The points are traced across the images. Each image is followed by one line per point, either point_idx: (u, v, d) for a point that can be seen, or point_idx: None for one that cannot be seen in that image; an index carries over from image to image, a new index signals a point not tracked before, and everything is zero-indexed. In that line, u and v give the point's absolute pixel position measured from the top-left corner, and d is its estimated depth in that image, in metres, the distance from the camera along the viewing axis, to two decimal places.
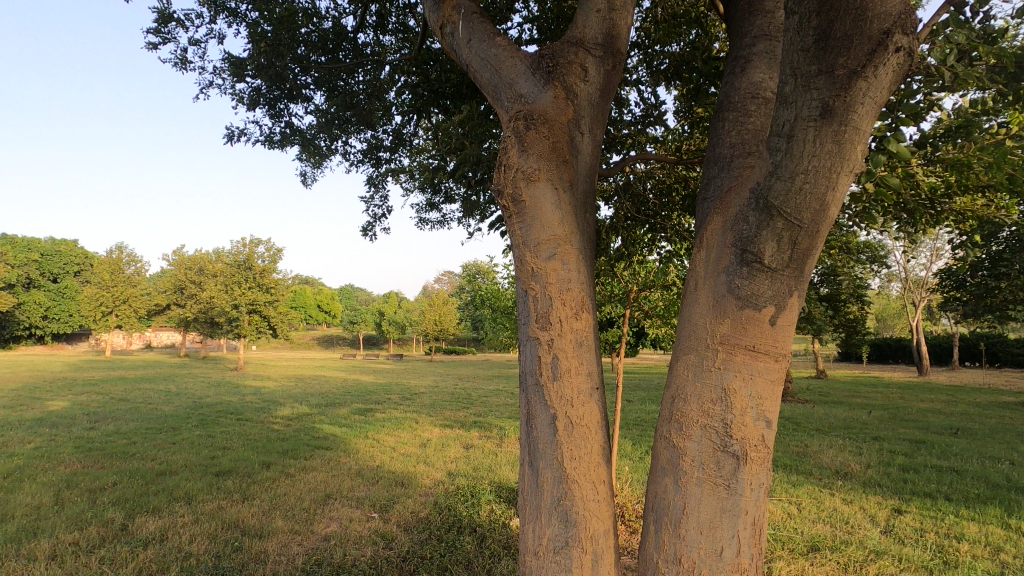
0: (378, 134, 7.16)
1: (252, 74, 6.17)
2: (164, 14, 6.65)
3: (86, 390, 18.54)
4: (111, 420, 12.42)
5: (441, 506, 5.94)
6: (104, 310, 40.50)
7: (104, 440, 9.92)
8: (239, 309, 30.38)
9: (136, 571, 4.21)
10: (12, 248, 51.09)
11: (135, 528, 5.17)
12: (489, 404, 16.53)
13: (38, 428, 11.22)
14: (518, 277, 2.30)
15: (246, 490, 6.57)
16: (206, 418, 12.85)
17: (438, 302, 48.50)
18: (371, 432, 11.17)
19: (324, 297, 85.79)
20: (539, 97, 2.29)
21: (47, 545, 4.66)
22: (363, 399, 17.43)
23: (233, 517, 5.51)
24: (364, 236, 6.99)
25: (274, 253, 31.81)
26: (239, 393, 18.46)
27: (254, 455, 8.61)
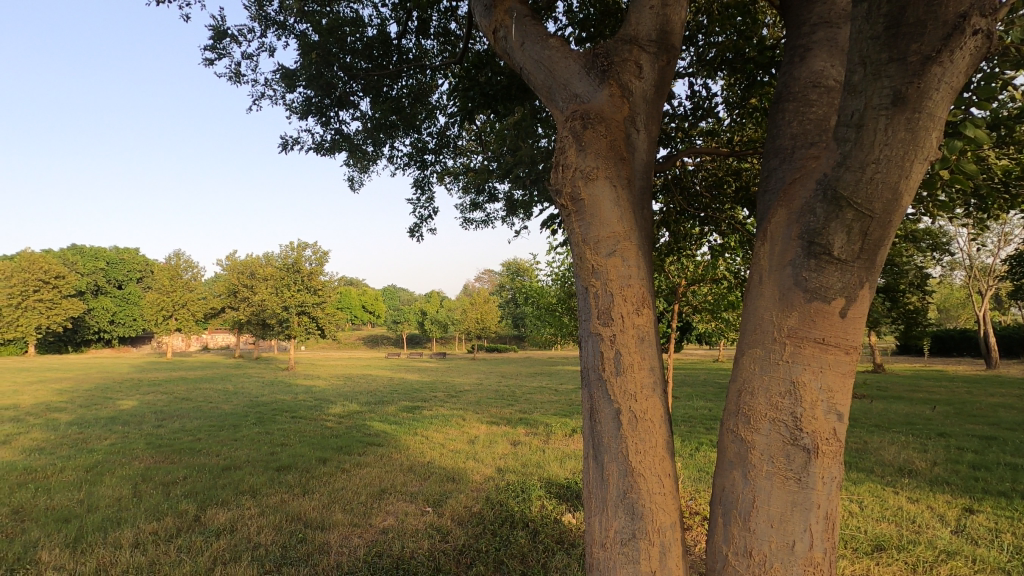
0: (423, 137, 7.32)
1: (303, 84, 6.41)
2: (219, 31, 6.98)
3: (152, 390, 19.64)
4: (178, 418, 13.16)
5: (493, 502, 6.03)
6: (164, 314, 42.68)
7: (172, 437, 10.51)
8: (289, 310, 31.52)
9: (211, 559, 4.46)
10: (82, 258, 54.58)
11: (207, 519, 5.47)
12: (533, 401, 16.61)
13: (113, 426, 11.98)
14: (577, 275, 2.35)
15: (305, 484, 6.84)
16: (263, 416, 13.38)
17: (479, 300, 48.78)
18: (420, 429, 11.39)
19: (369, 297, 87.83)
20: (595, 97, 2.31)
21: (130, 533, 4.99)
22: (410, 397, 17.80)
23: (296, 510, 5.76)
24: (411, 238, 7.19)
25: (321, 256, 32.84)
26: (291, 392, 19.12)
27: (311, 451, 8.95)
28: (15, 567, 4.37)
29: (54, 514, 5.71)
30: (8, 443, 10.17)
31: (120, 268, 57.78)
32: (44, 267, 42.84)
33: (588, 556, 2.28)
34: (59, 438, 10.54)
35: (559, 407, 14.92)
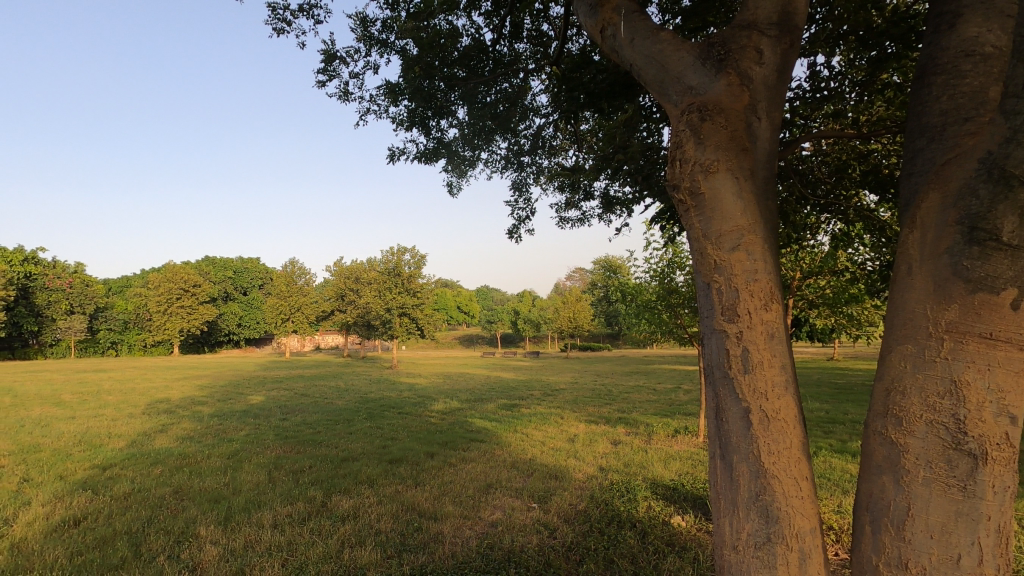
0: (518, 139, 7.46)
1: (406, 97, 6.77)
2: (329, 54, 7.54)
3: (275, 387, 21.58)
4: (300, 412, 14.38)
5: (598, 500, 6.02)
6: (283, 317, 46.72)
7: (296, 430, 11.51)
8: (391, 312, 33.30)
9: (340, 542, 4.85)
10: (214, 269, 61.20)
11: (332, 505, 5.95)
12: (632, 400, 16.27)
13: (247, 419, 13.34)
14: (698, 271, 2.31)
15: (417, 476, 7.22)
16: (373, 411, 14.28)
17: (571, 299, 48.55)
18: (519, 426, 11.61)
19: (464, 298, 90.48)
20: (712, 87, 2.26)
21: (270, 515, 5.55)
22: (508, 395, 18.15)
23: (410, 500, 6.10)
24: (510, 239, 7.36)
25: (419, 260, 34.37)
26: (396, 390, 20.20)
27: (418, 446, 9.41)
28: (181, 539, 5.02)
29: (207, 495, 6.49)
30: (165, 432, 11.67)
31: (245, 276, 64.11)
32: (184, 277, 48.51)
33: (716, 557, 2.24)
34: (204, 429, 11.93)
35: (659, 406, 14.54)
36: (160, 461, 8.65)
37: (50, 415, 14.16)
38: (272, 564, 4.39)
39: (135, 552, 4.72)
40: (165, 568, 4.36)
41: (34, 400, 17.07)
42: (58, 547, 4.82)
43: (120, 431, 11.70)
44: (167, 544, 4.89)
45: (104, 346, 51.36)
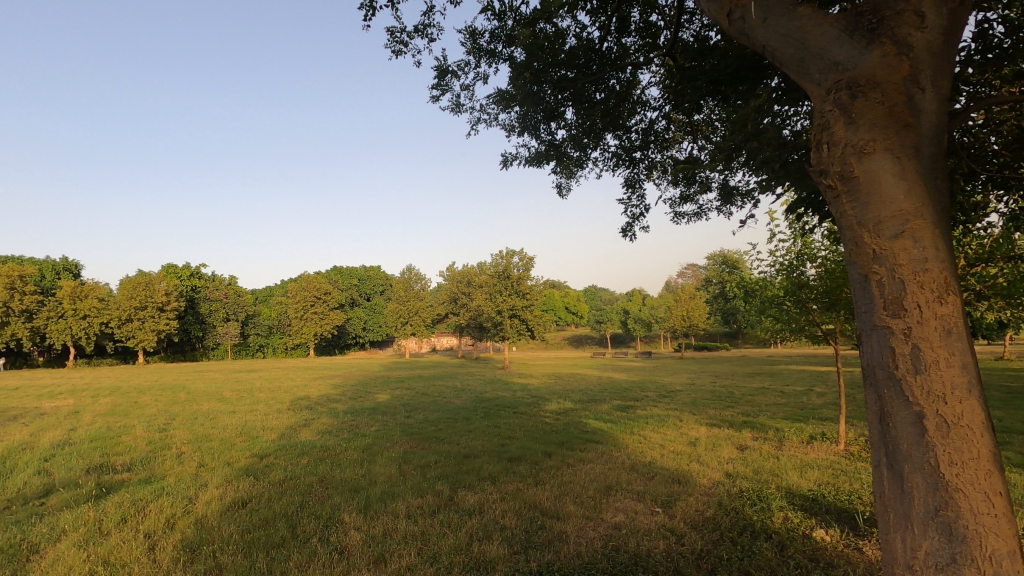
0: (629, 135, 7.34)
1: (517, 104, 6.93)
2: (441, 69, 7.92)
3: (398, 386, 23.01)
4: (422, 410, 15.20)
5: (727, 508, 5.71)
6: (402, 320, 49.64)
7: (419, 426, 12.19)
8: (502, 314, 34.03)
9: (469, 535, 5.06)
10: (341, 278, 66.64)
11: (458, 499, 6.23)
12: (756, 403, 15.23)
13: (376, 415, 14.38)
14: (857, 265, 2.41)
15: (537, 475, 7.32)
16: (489, 411, 14.69)
17: (684, 296, 46.41)
18: (636, 428, 11.34)
19: (572, 298, 90.17)
20: (864, 60, 2.35)
21: (404, 506, 5.94)
22: (622, 396, 17.81)
23: (532, 497, 6.21)
24: (624, 236, 7.27)
25: (528, 262, 34.82)
26: (510, 390, 20.61)
27: (535, 445, 9.54)
28: (329, 524, 5.54)
29: (347, 484, 7.09)
30: (308, 426, 12.91)
31: (368, 283, 69.08)
32: (317, 285, 53.30)
33: (888, 555, 2.35)
34: (340, 424, 13.03)
35: (790, 410, 13.44)
36: (306, 452, 9.59)
37: (216, 409, 16.27)
38: (409, 552, 4.68)
39: (292, 533, 5.29)
40: (317, 549, 4.82)
41: (203, 396, 19.71)
42: (231, 525, 5.53)
43: (271, 425, 13.14)
44: (318, 527, 5.42)
45: (254, 348, 58.01)
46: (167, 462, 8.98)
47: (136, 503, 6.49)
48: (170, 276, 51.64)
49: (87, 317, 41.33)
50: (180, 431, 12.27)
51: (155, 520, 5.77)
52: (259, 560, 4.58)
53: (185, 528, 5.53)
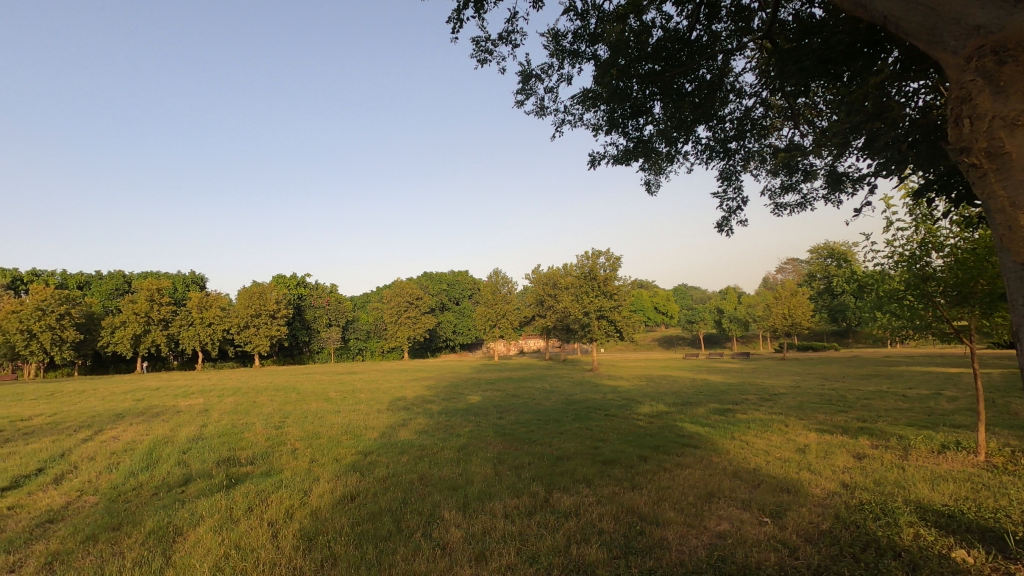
0: (722, 126, 7.04)
1: (603, 102, 6.85)
2: (525, 74, 8.01)
3: (489, 388, 23.45)
4: (513, 412, 15.38)
5: (846, 521, 5.27)
6: (490, 323, 50.56)
7: (512, 427, 12.34)
8: (590, 315, 33.66)
9: (566, 537, 5.04)
10: (432, 283, 69.11)
11: (554, 500, 6.23)
12: (874, 407, 13.90)
13: (469, 416, 14.74)
14: (1008, 234, 2.57)
15: (633, 479, 7.16)
16: (580, 413, 14.58)
17: (785, 293, 43.43)
18: (737, 433, 10.76)
19: (662, 298, 87.29)
20: (1010, 25, 2.47)
21: (500, 505, 6.04)
22: (719, 399, 16.98)
23: (629, 502, 6.08)
24: (720, 231, 6.97)
25: (615, 262, 34.22)
26: (601, 392, 20.31)
27: (630, 448, 9.33)
28: (431, 520, 5.75)
29: (445, 483, 7.33)
30: (406, 425, 13.49)
31: (457, 288, 71.04)
32: (410, 291, 55.61)
33: None
34: (436, 424, 13.50)
35: (915, 416, 12.16)
36: (406, 450, 10.05)
37: (323, 408, 17.46)
38: (509, 551, 4.74)
39: (398, 527, 5.54)
40: (421, 544, 5.02)
41: (311, 396, 21.20)
42: (343, 517, 5.90)
43: (373, 424, 13.88)
44: (421, 523, 5.65)
45: (354, 351, 61.62)
46: (284, 457, 9.77)
47: (260, 494, 7.10)
48: (280, 286, 56.10)
49: (212, 325, 46.00)
50: (294, 428, 13.30)
51: (276, 510, 6.29)
52: (368, 552, 4.85)
53: (303, 518, 5.98)
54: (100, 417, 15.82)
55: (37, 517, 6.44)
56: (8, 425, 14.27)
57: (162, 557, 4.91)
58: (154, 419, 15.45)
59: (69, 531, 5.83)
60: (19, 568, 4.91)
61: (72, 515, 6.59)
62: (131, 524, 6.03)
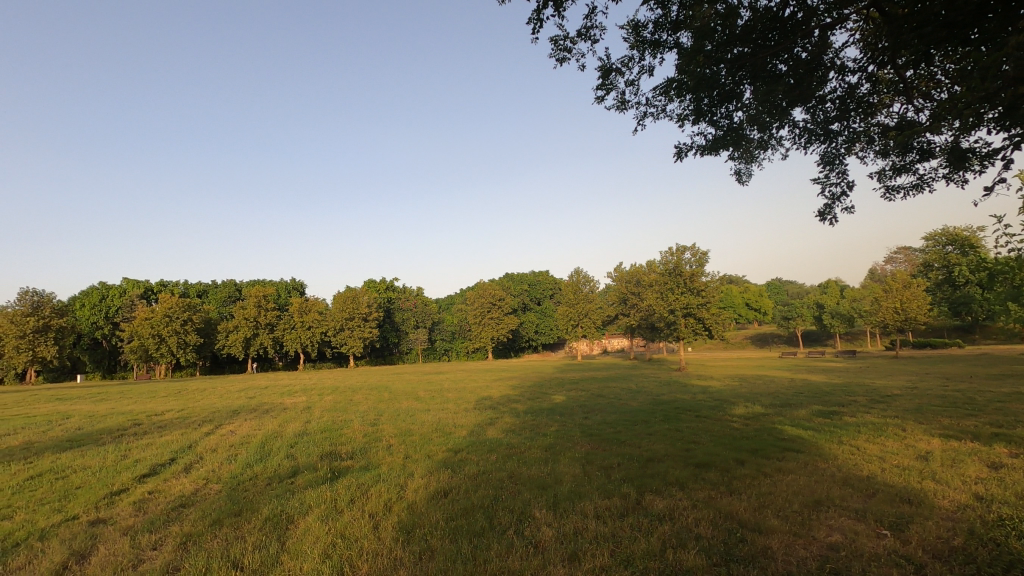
0: (822, 106, 6.57)
1: (690, 91, 6.60)
2: (604, 68, 7.89)
3: (573, 388, 23.30)
4: (599, 412, 15.18)
5: (982, 537, 4.72)
6: (572, 323, 50.28)
7: (599, 428, 12.19)
8: (675, 313, 32.58)
9: (662, 541, 4.90)
10: (513, 284, 69.90)
11: (646, 503, 6.07)
12: (1012, 411, 12.32)
13: (555, 416, 14.72)
14: None
15: (730, 484, 6.81)
16: (670, 414, 14.14)
17: (896, 284, 39.65)
18: (845, 437, 9.95)
19: (753, 293, 82.68)
20: None
21: (591, 506, 5.98)
22: (823, 400, 15.78)
23: (727, 508, 5.80)
24: (822, 220, 6.50)
25: (702, 257, 32.87)
26: (690, 392, 19.59)
27: (724, 451, 8.90)
28: (522, 518, 5.80)
29: (535, 482, 7.36)
30: (493, 424, 13.73)
31: (538, 288, 71.33)
32: (492, 292, 56.55)
33: None
34: (522, 423, 13.63)
35: None
36: (494, 448, 10.22)
37: (414, 407, 18.16)
38: (602, 553, 4.68)
39: (491, 524, 5.64)
40: (514, 541, 5.07)
41: (402, 395, 22.16)
42: (437, 512, 6.10)
43: (461, 422, 14.22)
44: (513, 520, 5.72)
45: (441, 352, 63.64)
46: (380, 453, 10.26)
47: (360, 487, 7.50)
48: (371, 291, 59.11)
49: (311, 328, 49.28)
50: (387, 425, 13.93)
51: (376, 503, 6.62)
52: (463, 546, 4.97)
53: (400, 511, 6.25)
54: (220, 413, 17.43)
55: (172, 502, 7.19)
56: (145, 419, 16.09)
57: (277, 543, 5.32)
58: (265, 416, 16.80)
59: (198, 515, 6.47)
60: (160, 546, 5.51)
61: (201, 500, 7.32)
62: (249, 511, 6.58)
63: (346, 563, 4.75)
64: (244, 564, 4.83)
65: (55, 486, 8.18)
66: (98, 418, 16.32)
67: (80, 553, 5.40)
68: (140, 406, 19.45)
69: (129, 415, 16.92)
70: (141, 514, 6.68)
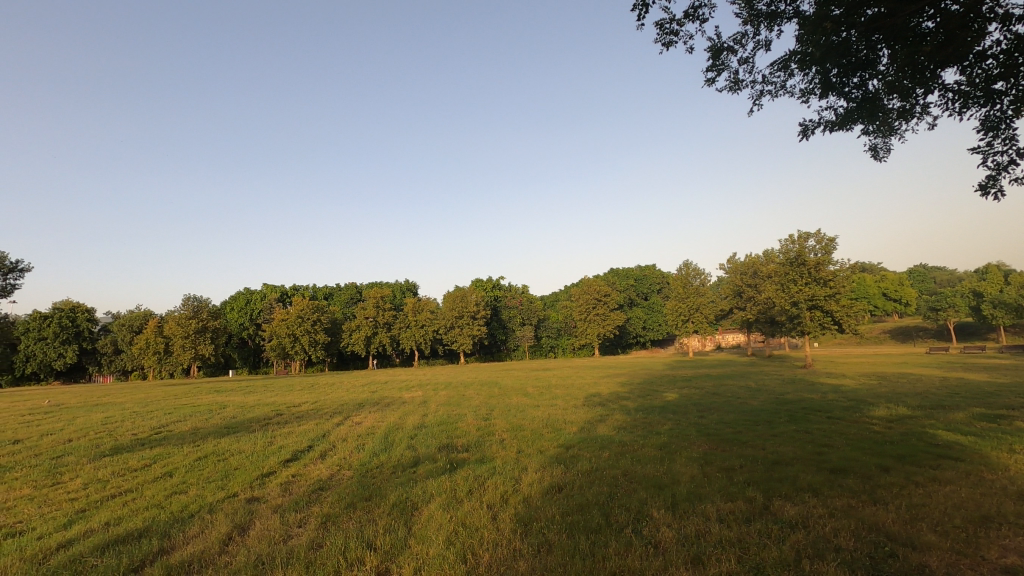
0: (982, 63, 5.71)
1: (817, 62, 6.07)
2: (715, 48, 7.48)
3: (687, 385, 22.38)
4: (716, 411, 14.44)
5: None
6: (683, 318, 48.29)
7: (717, 428, 11.58)
8: (799, 306, 30.07)
9: (796, 551, 4.54)
10: (619, 279, 68.69)
11: (775, 509, 5.67)
12: None
13: (668, 415, 14.22)
14: None
15: (873, 493, 6.17)
16: (797, 414, 13.08)
17: None
18: (1017, 446, 8.59)
19: (892, 282, 74.09)
20: None
21: (713, 509, 5.71)
22: (987, 402, 13.73)
23: (872, 518, 5.25)
24: (984, 194, 5.67)
25: (828, 244, 30.03)
26: (819, 391, 17.98)
27: (864, 457, 8.06)
28: (640, 517, 5.68)
29: (651, 481, 7.16)
30: (604, 421, 13.56)
31: (644, 283, 69.47)
32: (596, 288, 55.86)
33: None
34: (634, 421, 13.32)
35: None
36: (607, 446, 10.09)
37: (523, 403, 18.43)
38: (728, 558, 4.44)
39: (607, 521, 5.58)
40: (632, 540, 4.98)
41: (512, 391, 22.63)
42: (553, 506, 6.15)
43: (570, 419, 14.21)
44: (630, 519, 5.61)
45: (547, 348, 64.22)
46: (494, 446, 10.56)
47: (478, 479, 7.77)
48: (478, 290, 61.05)
49: (424, 327, 51.90)
50: (499, 420, 14.28)
51: (493, 495, 6.82)
52: (581, 542, 4.96)
53: (517, 504, 6.39)
54: (349, 405, 18.93)
55: (311, 485, 7.95)
56: (286, 410, 17.90)
57: (404, 528, 5.66)
58: (387, 409, 17.97)
59: (334, 498, 7.08)
60: (305, 524, 6.10)
61: (336, 485, 8.00)
62: (378, 496, 7.09)
63: (468, 551, 4.94)
64: (377, 546, 5.20)
65: (218, 467, 9.36)
66: (249, 409, 18.40)
67: (241, 526, 6.13)
68: (281, 399, 21.68)
69: (273, 407, 18.93)
70: (287, 495, 7.45)
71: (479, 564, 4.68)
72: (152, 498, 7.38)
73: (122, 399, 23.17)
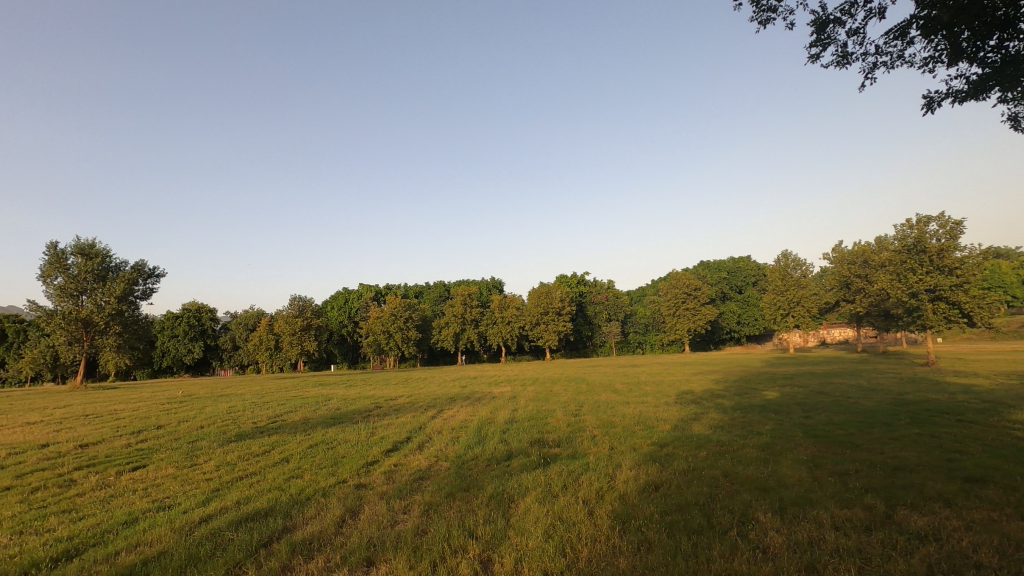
0: None
1: (944, 25, 5.48)
2: (820, 21, 6.95)
3: (789, 383, 21.02)
4: (823, 411, 13.42)
5: None
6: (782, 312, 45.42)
7: (825, 429, 10.77)
8: (919, 297, 27.26)
9: (928, 565, 4.16)
10: (710, 272, 65.75)
11: (900, 519, 5.21)
12: None
13: (769, 414, 13.43)
14: None
15: (1020, 506, 5.48)
16: (921, 416, 11.84)
17: None
18: None
19: None
20: None
21: (827, 516, 5.34)
22: None
23: (1019, 535, 4.68)
24: None
25: (954, 228, 26.95)
26: (946, 391, 16.18)
27: (1007, 465, 7.17)
28: (745, 520, 5.44)
29: (755, 483, 6.81)
30: (699, 420, 13.06)
31: (738, 275, 65.95)
32: (686, 282, 53.85)
33: None
34: (731, 420, 12.70)
35: None
36: (704, 445, 9.73)
37: (612, 399, 18.22)
38: (848, 569, 4.15)
39: (709, 523, 5.40)
40: (738, 543, 4.79)
41: (600, 387, 22.42)
42: (650, 505, 6.04)
43: (663, 416, 13.87)
44: (734, 521, 5.38)
45: (635, 344, 62.96)
46: (586, 443, 10.50)
47: (571, 474, 7.81)
48: (563, 285, 60.96)
49: (511, 323, 52.65)
50: (589, 417, 14.19)
51: (588, 490, 6.80)
52: (683, 543, 4.84)
53: (613, 500, 6.34)
54: (442, 399, 19.67)
55: (412, 474, 8.36)
56: (384, 403, 18.88)
57: (503, 519, 5.80)
58: (477, 403, 18.45)
59: (435, 488, 7.41)
60: (408, 511, 6.44)
61: (435, 475, 8.35)
62: (476, 487, 7.32)
63: (567, 545, 4.99)
64: (478, 534, 5.39)
65: (328, 454, 10.10)
66: (352, 401, 19.64)
67: (352, 509, 6.58)
68: (379, 392, 22.96)
69: (373, 399, 20.07)
70: (391, 483, 7.90)
71: (578, 558, 4.70)
72: (273, 481, 8.10)
73: (242, 391, 25.61)
